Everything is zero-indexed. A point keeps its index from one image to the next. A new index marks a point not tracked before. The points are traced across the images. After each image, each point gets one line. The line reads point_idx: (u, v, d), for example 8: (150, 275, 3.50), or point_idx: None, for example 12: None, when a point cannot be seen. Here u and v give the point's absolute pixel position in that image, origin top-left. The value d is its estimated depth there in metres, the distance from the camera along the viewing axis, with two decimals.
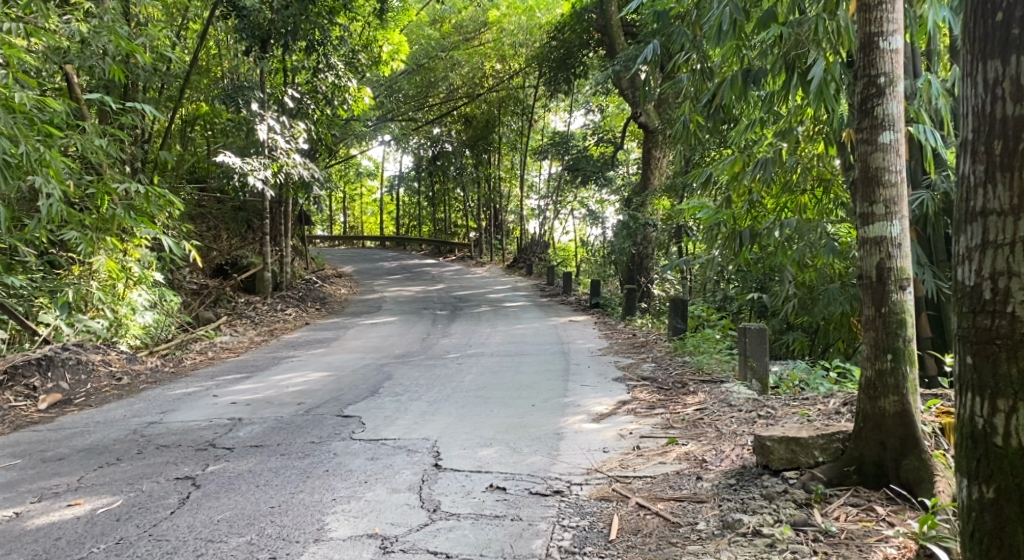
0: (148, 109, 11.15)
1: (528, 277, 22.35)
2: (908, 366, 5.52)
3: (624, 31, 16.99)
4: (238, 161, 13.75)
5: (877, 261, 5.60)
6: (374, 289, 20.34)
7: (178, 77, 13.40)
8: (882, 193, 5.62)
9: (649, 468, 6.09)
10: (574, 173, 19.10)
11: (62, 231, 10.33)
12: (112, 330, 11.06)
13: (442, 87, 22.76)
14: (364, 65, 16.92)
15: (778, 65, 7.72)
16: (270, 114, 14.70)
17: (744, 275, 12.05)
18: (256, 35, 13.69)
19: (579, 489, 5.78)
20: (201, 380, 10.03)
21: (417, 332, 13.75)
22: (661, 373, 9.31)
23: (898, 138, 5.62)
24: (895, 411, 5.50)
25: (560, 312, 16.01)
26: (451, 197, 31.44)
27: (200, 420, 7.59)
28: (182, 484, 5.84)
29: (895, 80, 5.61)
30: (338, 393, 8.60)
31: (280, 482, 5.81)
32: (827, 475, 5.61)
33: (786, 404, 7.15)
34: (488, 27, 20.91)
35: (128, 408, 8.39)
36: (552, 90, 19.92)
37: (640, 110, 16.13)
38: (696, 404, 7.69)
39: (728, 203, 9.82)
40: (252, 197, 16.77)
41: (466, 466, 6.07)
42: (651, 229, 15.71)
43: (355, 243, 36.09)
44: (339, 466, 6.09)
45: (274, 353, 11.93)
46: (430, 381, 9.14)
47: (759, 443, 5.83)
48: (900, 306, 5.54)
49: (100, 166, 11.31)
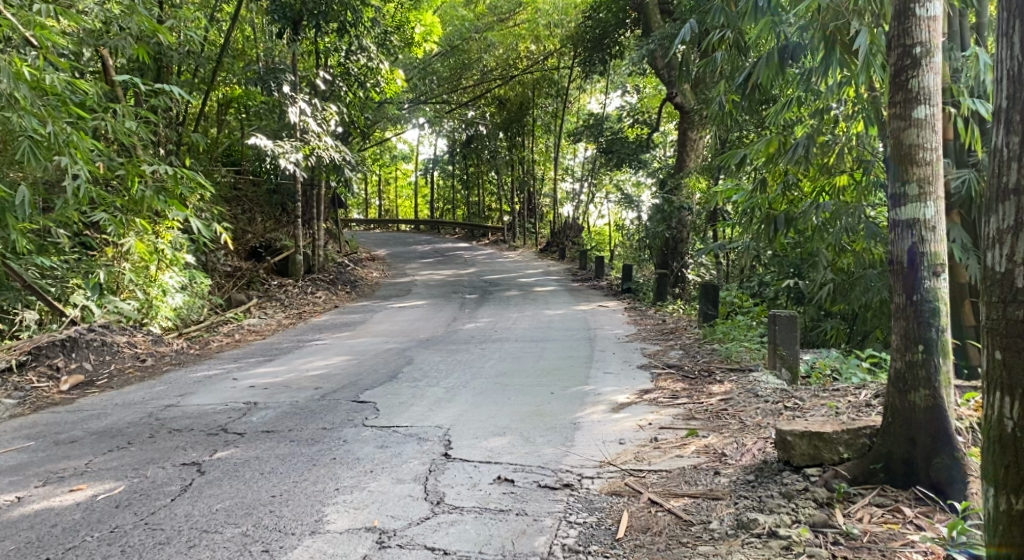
0: (176, 91, 10.96)
1: (561, 262, 22.11)
2: (941, 357, 5.22)
3: (661, 10, 16.58)
4: (270, 144, 13.54)
5: (909, 245, 5.30)
6: (406, 272, 20.22)
7: (211, 59, 13.24)
8: (916, 172, 5.32)
9: (666, 461, 5.86)
10: (608, 156, 18.79)
11: (93, 213, 10.20)
12: (143, 312, 10.98)
13: (476, 69, 22.18)
14: (396, 46, 16.70)
15: (816, 40, 7.43)
16: (301, 97, 14.51)
17: (779, 260, 11.70)
18: (287, 17, 13.49)
19: (590, 482, 5.57)
20: (223, 363, 9.92)
21: (444, 316, 13.57)
22: (689, 361, 9.05)
23: (934, 113, 5.30)
24: (926, 406, 5.21)
25: (590, 297, 15.77)
26: (486, 181, 31.20)
27: (215, 404, 7.47)
28: (186, 470, 5.70)
29: (932, 50, 5.29)
30: (356, 378, 8.43)
31: (284, 470, 5.66)
32: (851, 473, 5.33)
33: (814, 395, 6.86)
34: (523, 8, 20.69)
35: (148, 391, 8.29)
36: (587, 71, 19.58)
37: (676, 90, 15.79)
38: (722, 393, 7.43)
39: (763, 186, 9.49)
40: (285, 179, 16.65)
41: (476, 456, 5.88)
42: (686, 213, 15.39)
43: (390, 226, 36.01)
44: (347, 454, 5.92)
45: (299, 336, 11.82)
46: (451, 366, 8.96)
47: (780, 437, 5.55)
48: (934, 294, 5.23)
49: (131, 148, 11.20)
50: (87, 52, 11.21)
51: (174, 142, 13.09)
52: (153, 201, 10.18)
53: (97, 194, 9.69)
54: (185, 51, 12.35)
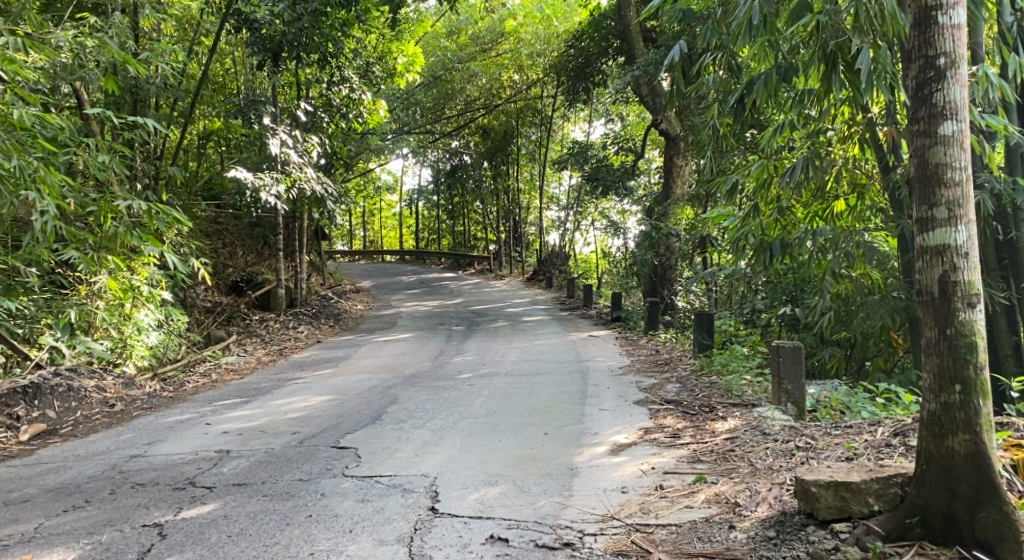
0: (150, 124, 10.39)
1: (549, 291, 21.69)
2: (981, 399, 4.84)
3: (643, 38, 16.33)
4: (250, 178, 13.08)
5: (939, 274, 4.92)
6: (391, 304, 19.73)
7: (189, 91, 12.74)
8: (944, 194, 4.94)
9: (674, 514, 5.40)
10: (593, 184, 18.40)
11: (62, 251, 9.67)
12: (117, 352, 10.46)
13: (459, 100, 21.86)
14: (379, 78, 16.34)
15: (816, 58, 6.91)
16: (282, 128, 13.99)
17: (772, 287, 11.25)
18: (267, 47, 12.94)
19: (593, 540, 5.10)
20: (198, 405, 9.39)
21: (431, 349, 13.10)
22: (687, 395, 8.59)
23: (962, 129, 4.93)
24: (966, 453, 4.84)
25: (580, 327, 15.34)
26: (471, 210, 30.71)
27: (184, 453, 6.96)
28: (145, 534, 5.20)
29: (957, 61, 4.93)
30: (337, 420, 7.95)
31: (254, 532, 5.17)
32: (884, 528, 4.94)
33: (826, 433, 6.44)
34: (505, 37, 20.29)
35: (115, 439, 7.78)
36: (570, 100, 19.24)
37: (661, 117, 15.38)
38: (726, 431, 7.00)
39: (756, 211, 8.87)
40: (266, 213, 16.17)
41: (466, 511, 5.40)
42: (674, 239, 14.92)
43: (375, 257, 35.48)
44: (324, 511, 5.42)
45: (280, 375, 11.32)
46: (438, 405, 8.46)
47: (803, 488, 5.15)
48: (969, 328, 4.85)
49: (106, 183, 10.73)
50: (63, 86, 10.71)
51: (152, 177, 12.56)
52: (126, 237, 9.64)
53: (67, 231, 9.12)
54: (163, 85, 11.88)
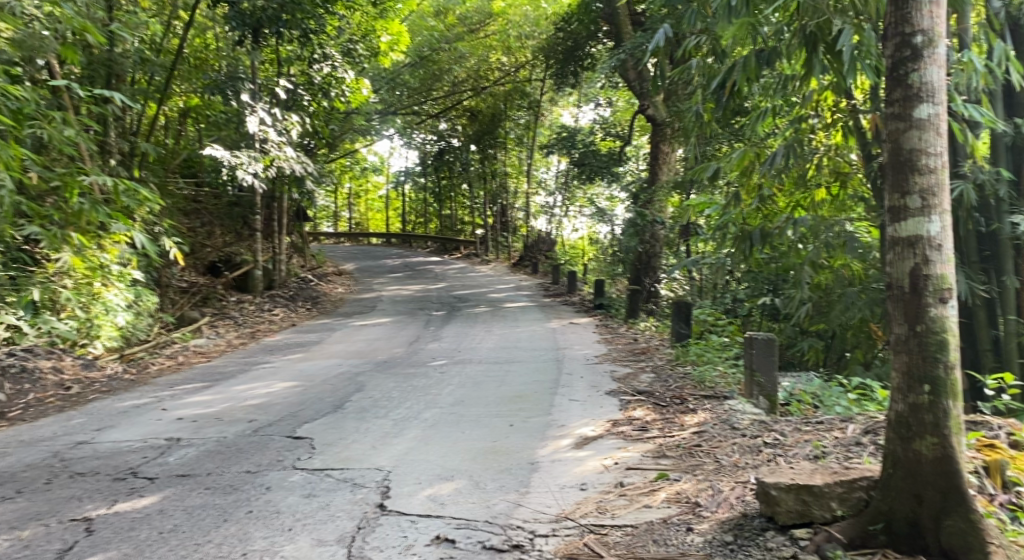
0: (120, 97, 9.76)
1: (533, 276, 21.39)
2: (950, 400, 4.62)
3: (632, 21, 15.95)
4: (226, 155, 12.62)
5: (911, 266, 4.69)
6: (372, 288, 19.39)
7: (166, 65, 12.21)
8: (917, 182, 4.71)
9: (631, 514, 5.21)
10: (580, 169, 18.11)
11: (25, 225, 9.31)
12: (82, 332, 10.05)
13: (446, 80, 21.39)
14: (363, 56, 15.86)
15: (796, 42, 6.60)
16: (261, 106, 13.52)
17: (753, 276, 10.97)
18: (246, 24, 12.31)
19: (544, 542, 4.93)
20: (158, 390, 9.08)
21: (406, 335, 12.82)
22: (659, 386, 8.36)
23: (937, 111, 4.70)
24: (933, 457, 4.63)
25: (561, 314, 15.07)
26: (459, 194, 30.29)
27: (132, 440, 6.69)
28: (71, 529, 5.04)
29: (935, 39, 4.69)
30: (297, 408, 7.68)
31: (187, 529, 5.01)
32: (847, 535, 4.73)
33: (797, 429, 6.22)
34: (494, 19, 20.11)
35: (63, 424, 7.49)
36: (558, 83, 18.90)
37: (648, 102, 15.04)
38: (695, 425, 6.77)
39: (736, 199, 8.61)
40: (245, 193, 15.75)
41: (415, 508, 5.23)
42: (659, 227, 14.64)
43: (361, 240, 35.05)
44: (266, 506, 5.26)
45: (248, 359, 11.01)
46: (404, 394, 8.21)
47: (763, 490, 4.93)
48: (940, 325, 4.63)
49: (79, 162, 10.32)
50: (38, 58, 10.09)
51: (127, 154, 12.13)
52: (92, 215, 9.29)
53: (27, 202, 8.91)
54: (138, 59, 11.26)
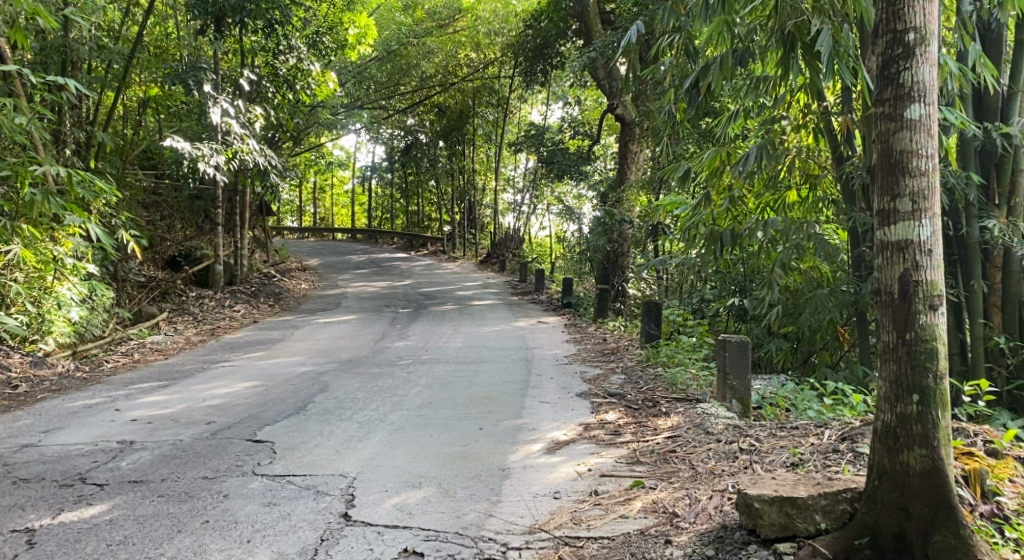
0: (74, 84, 9.32)
1: (501, 274, 21.19)
2: (939, 411, 4.52)
3: (602, 19, 15.74)
4: (187, 147, 12.23)
5: (900, 271, 4.57)
6: (337, 284, 19.07)
7: (125, 53, 11.78)
8: (907, 185, 4.58)
9: (607, 525, 5.04)
10: (550, 167, 17.94)
11: None
12: (33, 327, 9.72)
13: (415, 75, 21.03)
14: (329, 47, 15.51)
15: (774, 42, 6.41)
16: (224, 97, 13.21)
17: (722, 277, 10.85)
18: (208, 12, 12.14)
19: (516, 555, 4.75)
20: (111, 389, 8.76)
21: (371, 333, 12.56)
22: (630, 388, 8.20)
23: (928, 112, 4.58)
24: (922, 469, 4.51)
25: (529, 312, 14.89)
26: (426, 189, 29.96)
27: (82, 444, 6.40)
28: (12, 542, 4.78)
29: (927, 37, 4.56)
30: (258, 409, 7.42)
31: (138, 541, 4.78)
32: (832, 549, 4.60)
33: (773, 434, 6.10)
34: (463, 14, 19.78)
35: (9, 425, 7.16)
36: (527, 81, 18.68)
37: (617, 101, 14.85)
38: (669, 429, 6.62)
39: (707, 200, 8.47)
40: (206, 186, 15.37)
41: (381, 519, 5.02)
42: (628, 226, 14.43)
43: (326, 234, 34.60)
44: (223, 516, 5.03)
45: (207, 357, 10.70)
46: (370, 395, 7.98)
47: (745, 502, 4.78)
48: (929, 332, 4.52)
49: (30, 150, 9.90)
50: None
51: (83, 144, 11.70)
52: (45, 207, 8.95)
53: None
54: (94, 46, 10.88)
